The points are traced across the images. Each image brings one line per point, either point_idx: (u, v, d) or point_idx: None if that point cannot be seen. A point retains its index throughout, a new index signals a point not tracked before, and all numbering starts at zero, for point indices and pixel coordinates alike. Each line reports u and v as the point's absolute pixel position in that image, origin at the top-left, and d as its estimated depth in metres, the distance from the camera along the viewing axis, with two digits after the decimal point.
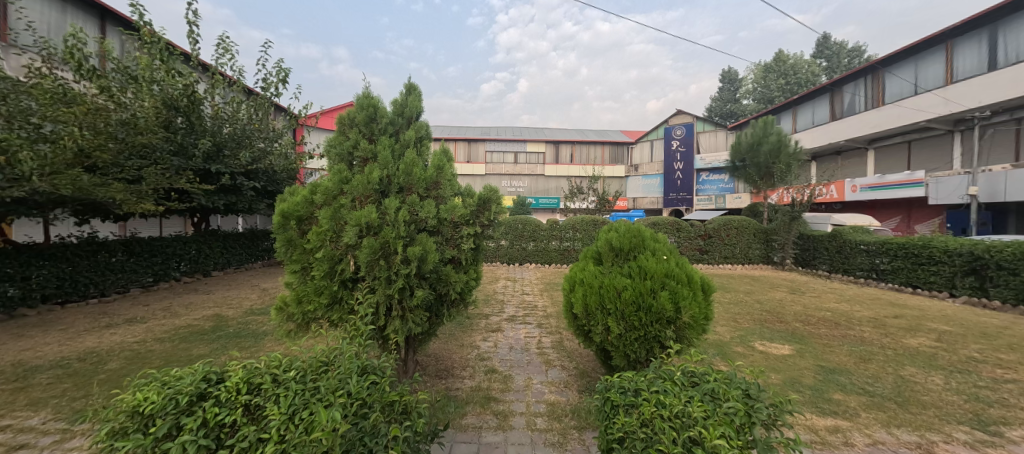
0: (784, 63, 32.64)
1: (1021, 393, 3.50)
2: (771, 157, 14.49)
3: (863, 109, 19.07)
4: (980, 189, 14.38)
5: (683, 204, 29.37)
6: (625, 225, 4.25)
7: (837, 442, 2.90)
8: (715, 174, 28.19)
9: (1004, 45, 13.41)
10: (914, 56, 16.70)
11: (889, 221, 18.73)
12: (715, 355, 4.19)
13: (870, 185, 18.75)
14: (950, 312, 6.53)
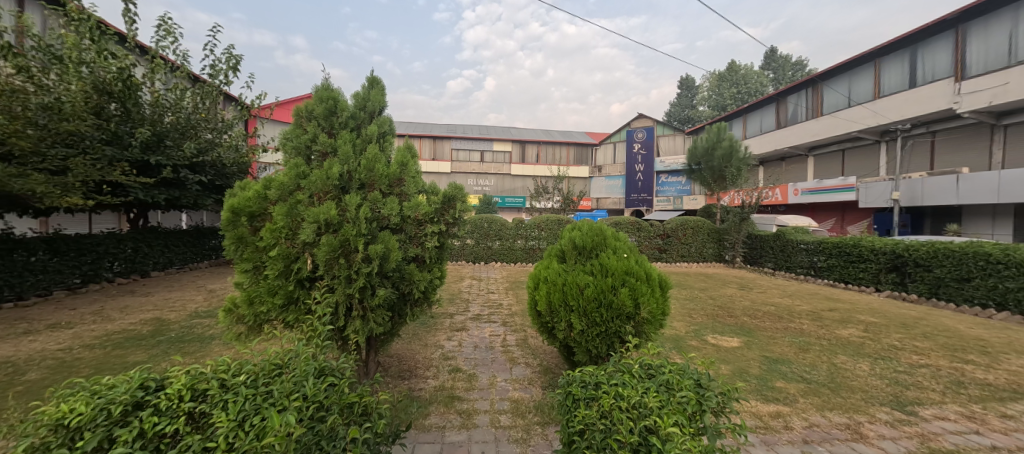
0: (736, 73, 34.62)
1: (932, 376, 3.93)
2: (724, 161, 15.34)
3: (804, 118, 20.63)
4: (901, 194, 15.93)
5: (643, 204, 30.52)
6: (588, 224, 4.35)
7: (778, 426, 3.16)
8: (673, 176, 29.51)
9: (922, 65, 15.00)
10: (847, 72, 18.31)
11: (825, 222, 20.38)
12: (671, 349, 4.39)
13: (810, 189, 20.35)
14: (876, 305, 7.22)
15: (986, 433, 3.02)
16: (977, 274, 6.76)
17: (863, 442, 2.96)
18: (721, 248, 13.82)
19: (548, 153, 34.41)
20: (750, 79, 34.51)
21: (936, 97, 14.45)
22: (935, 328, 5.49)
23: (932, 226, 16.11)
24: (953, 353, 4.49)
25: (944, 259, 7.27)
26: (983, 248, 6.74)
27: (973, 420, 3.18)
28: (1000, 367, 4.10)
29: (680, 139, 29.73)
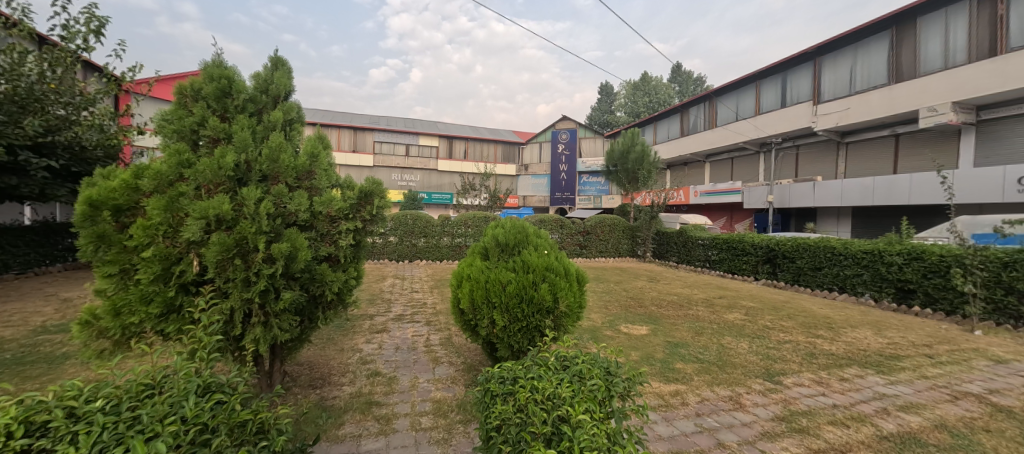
0: (649, 83, 37.82)
1: (793, 350, 4.70)
2: (637, 165, 16.68)
3: (703, 128, 23.35)
4: (776, 196, 18.75)
5: (568, 203, 32.38)
6: (511, 222, 4.45)
7: (677, 402, 3.54)
8: (594, 177, 31.54)
9: (791, 89, 18.00)
10: (736, 90, 21.20)
11: (718, 220, 23.24)
12: (588, 340, 4.65)
13: (706, 191, 22.97)
14: (755, 291, 8.43)
15: (830, 394, 3.68)
16: (825, 264, 8.22)
17: (742, 410, 3.44)
18: (633, 244, 15.05)
19: (478, 150, 34.42)
20: (660, 90, 37.95)
21: (802, 116, 17.32)
22: (797, 309, 6.57)
23: (796, 224, 19.24)
24: (808, 330, 5.42)
25: (804, 252, 8.73)
26: (829, 242, 8.21)
27: (820, 384, 3.86)
28: (840, 339, 5.04)
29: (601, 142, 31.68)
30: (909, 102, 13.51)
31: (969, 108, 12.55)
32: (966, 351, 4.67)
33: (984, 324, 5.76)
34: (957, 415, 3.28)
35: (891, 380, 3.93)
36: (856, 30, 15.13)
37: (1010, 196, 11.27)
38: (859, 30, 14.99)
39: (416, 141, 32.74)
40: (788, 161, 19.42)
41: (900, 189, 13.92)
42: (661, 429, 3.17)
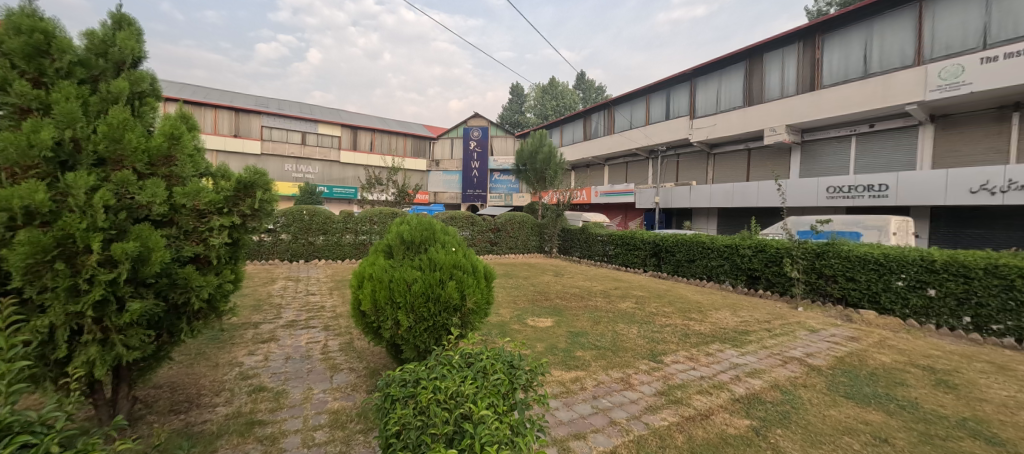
0: (557, 88, 39.71)
1: (672, 332, 5.39)
2: (545, 165, 17.53)
3: (603, 134, 25.51)
4: (661, 197, 21.21)
5: (478, 200, 32.53)
6: (418, 219, 4.34)
7: (576, 388, 3.80)
8: (505, 175, 32.52)
9: (673, 103, 20.71)
10: (629, 101, 23.60)
11: (615, 218, 25.54)
12: (495, 335, 4.74)
13: (605, 192, 24.99)
14: (644, 282, 9.49)
15: (699, 367, 4.31)
16: (698, 256, 9.57)
17: (631, 389, 3.83)
18: (542, 240, 15.88)
19: (389, 143, 32.77)
20: (566, 95, 40.13)
21: (681, 129, 19.98)
22: (675, 297, 7.55)
23: (676, 222, 22.12)
24: (684, 314, 6.28)
25: (681, 246, 10.07)
26: (701, 238, 9.62)
27: (691, 359, 4.49)
28: (707, 320, 5.93)
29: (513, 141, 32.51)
30: (759, 122, 16.48)
31: (796, 131, 15.82)
32: (791, 323, 5.87)
33: (805, 302, 7.22)
34: (786, 376, 4.10)
35: (742, 352, 4.74)
36: (720, 59, 18.07)
37: (823, 200, 14.45)
38: (723, 59, 17.95)
39: (316, 130, 29.86)
40: (671, 167, 22.12)
41: (751, 194, 16.86)
42: (562, 415, 3.36)
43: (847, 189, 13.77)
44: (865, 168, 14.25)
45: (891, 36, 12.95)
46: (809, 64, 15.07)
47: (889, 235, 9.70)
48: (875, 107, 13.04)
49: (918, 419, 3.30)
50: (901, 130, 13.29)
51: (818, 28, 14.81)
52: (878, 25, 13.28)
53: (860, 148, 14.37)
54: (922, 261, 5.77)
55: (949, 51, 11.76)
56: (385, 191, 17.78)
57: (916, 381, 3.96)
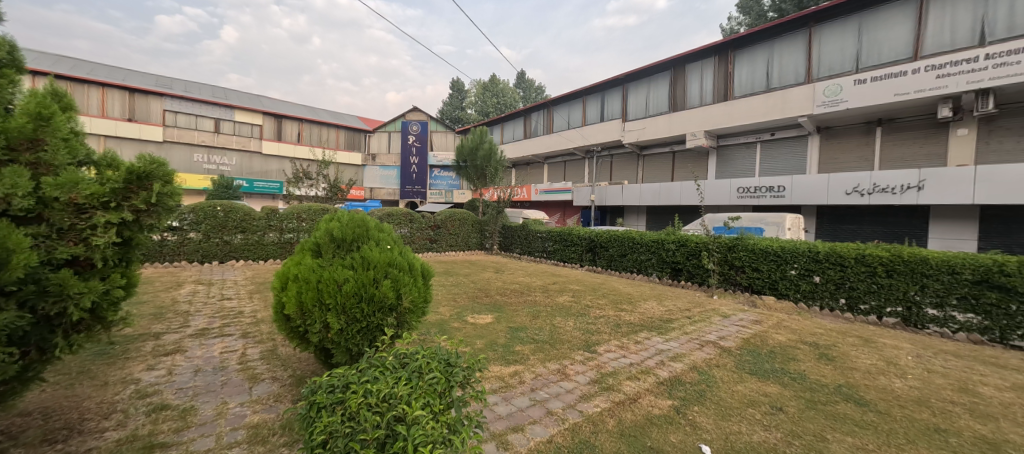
0: (498, 86, 39.72)
1: (605, 323, 5.71)
2: (485, 162, 17.62)
3: (543, 133, 26.17)
4: (597, 194, 22.17)
5: (417, 196, 31.55)
6: (349, 216, 4.13)
7: (515, 382, 3.87)
8: (444, 171, 32.24)
9: (607, 107, 21.85)
10: (567, 102, 24.44)
11: (554, 215, 26.16)
12: (433, 334, 4.67)
13: (545, 190, 25.38)
14: (581, 277, 9.92)
15: (628, 355, 4.60)
16: (629, 251, 10.22)
17: (567, 379, 3.98)
18: (483, 237, 15.98)
19: (319, 134, 30.65)
20: (507, 93, 40.40)
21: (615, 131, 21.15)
22: (608, 289, 8.02)
23: (609, 220, 23.15)
24: (616, 305, 6.69)
25: (614, 242, 10.69)
26: (631, 234, 10.29)
27: (622, 348, 4.79)
28: (636, 310, 6.38)
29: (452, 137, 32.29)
30: (683, 127, 17.93)
31: (713, 136, 17.48)
32: (707, 310, 6.50)
33: (719, 291, 8.05)
34: (703, 358, 4.54)
35: (666, 338, 5.16)
36: (649, 67, 19.37)
37: (735, 200, 16.09)
38: (651, 67, 19.24)
39: (233, 117, 27.01)
40: (606, 167, 23.28)
41: (675, 194, 18.30)
42: (501, 409, 3.40)
43: (754, 189, 15.52)
44: (767, 171, 16.19)
45: (788, 56, 14.81)
46: (724, 76, 16.70)
47: (786, 231, 11.13)
48: (777, 118, 14.83)
49: (805, 388, 3.84)
50: (797, 139, 15.31)
51: (730, 44, 16.44)
52: (778, 46, 15.12)
53: (764, 154, 16.29)
54: (810, 253, 6.71)
55: (832, 72, 13.73)
56: (315, 186, 15.92)
57: (804, 355, 4.60)
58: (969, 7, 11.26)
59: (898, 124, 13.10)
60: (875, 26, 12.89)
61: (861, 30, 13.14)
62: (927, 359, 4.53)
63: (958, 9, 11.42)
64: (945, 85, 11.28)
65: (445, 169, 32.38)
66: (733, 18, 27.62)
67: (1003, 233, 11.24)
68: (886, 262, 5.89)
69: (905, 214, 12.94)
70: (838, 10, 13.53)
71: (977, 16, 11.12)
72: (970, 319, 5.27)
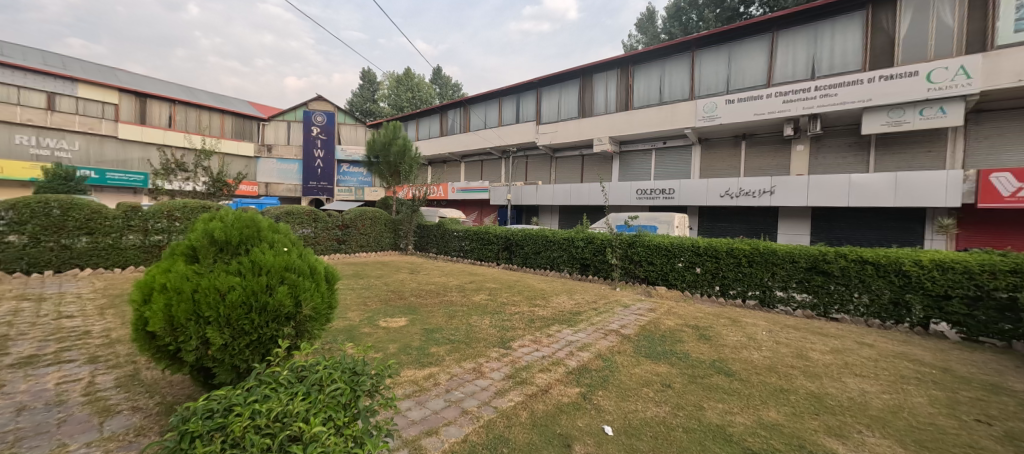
0: (412, 80, 37.82)
1: (520, 319, 5.90)
2: (398, 158, 16.88)
3: (460, 130, 26.00)
4: (513, 193, 22.74)
5: (324, 193, 29.26)
6: (235, 214, 3.61)
7: (430, 385, 3.79)
8: (354, 167, 30.23)
9: (523, 108, 22.57)
10: (485, 101, 24.62)
11: (471, 214, 26.03)
12: (338, 341, 4.36)
13: (461, 188, 24.99)
14: (498, 275, 10.11)
15: (541, 348, 4.83)
16: (542, 249, 10.69)
17: (482, 377, 4.03)
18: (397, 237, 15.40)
19: (198, 119, 26.36)
20: (421, 89, 38.36)
21: (530, 132, 21.94)
22: (522, 286, 8.31)
23: (524, 218, 23.75)
24: (530, 301, 6.96)
25: (529, 240, 11.09)
26: (545, 232, 10.78)
27: (536, 342, 5.00)
28: (548, 305, 6.71)
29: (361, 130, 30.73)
30: (590, 132, 19.29)
31: (616, 142, 19.13)
32: (610, 302, 7.12)
33: (621, 283, 8.86)
34: (607, 346, 4.96)
35: (575, 330, 5.52)
36: (560, 73, 20.42)
37: (635, 200, 17.82)
38: (563, 74, 20.32)
39: (75, 92, 21.72)
40: (521, 167, 23.98)
41: (584, 194, 19.59)
42: (414, 414, 3.30)
43: (649, 192, 17.36)
44: (660, 175, 18.26)
45: (676, 74, 16.84)
46: (626, 88, 18.37)
47: (674, 228, 12.68)
48: (669, 129, 16.80)
49: (688, 365, 4.43)
50: (684, 148, 17.55)
51: (630, 59, 18.12)
52: (668, 65, 17.09)
53: (659, 159, 18.32)
54: (694, 247, 7.71)
55: (710, 92, 15.95)
56: (193, 179, 13.12)
57: (687, 337, 5.30)
58: (804, 47, 13.97)
59: (758, 138, 15.71)
60: (741, 55, 15.27)
61: (730, 57, 15.47)
62: (776, 333, 5.55)
63: (797, 48, 14.09)
64: (789, 109, 13.87)
65: (355, 165, 30.50)
66: (634, 35, 30.51)
67: (827, 229, 14.21)
68: (748, 253, 7.04)
69: (763, 214, 15.58)
70: (713, 38, 15.74)
71: (810, 55, 13.85)
72: (805, 298, 6.55)
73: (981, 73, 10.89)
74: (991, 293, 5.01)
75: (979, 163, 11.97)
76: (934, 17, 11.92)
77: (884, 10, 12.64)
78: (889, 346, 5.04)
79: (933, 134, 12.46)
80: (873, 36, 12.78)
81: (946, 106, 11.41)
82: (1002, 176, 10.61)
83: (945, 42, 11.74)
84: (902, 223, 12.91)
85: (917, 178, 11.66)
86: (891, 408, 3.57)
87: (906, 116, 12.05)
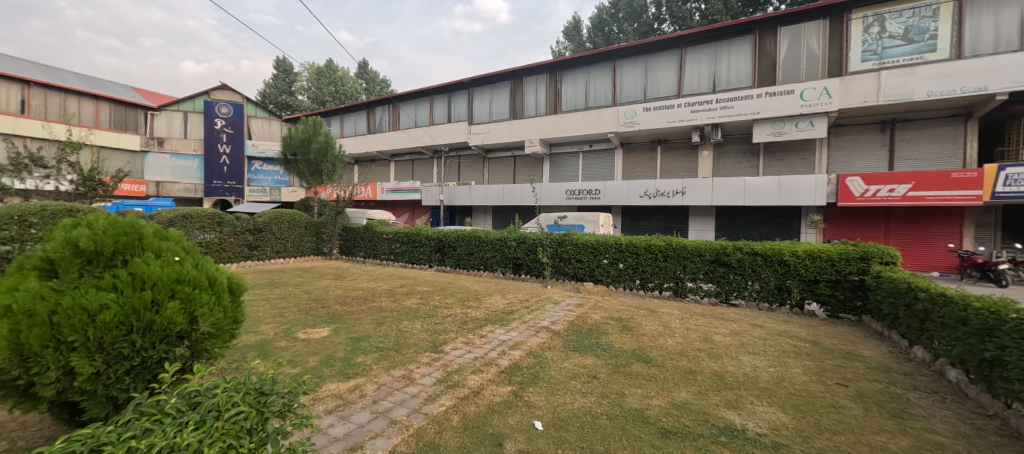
0: (335, 73, 35.19)
1: (452, 321, 5.84)
2: (320, 156, 15.66)
3: (389, 128, 24.94)
4: (446, 194, 22.35)
5: (231, 193, 26.16)
6: (107, 218, 3.03)
7: (354, 397, 3.57)
8: (268, 165, 27.56)
9: (455, 108, 22.37)
10: (415, 99, 23.93)
11: (402, 216, 25.21)
12: (245, 359, 3.94)
13: (391, 189, 24.11)
14: (430, 277, 9.88)
15: (474, 349, 4.82)
16: (476, 250, 10.67)
17: (412, 384, 3.90)
18: (319, 241, 14.41)
19: (62, 105, 21.86)
20: (346, 82, 36.02)
21: (462, 132, 21.79)
22: (455, 288, 8.22)
23: (458, 219, 23.55)
24: (463, 303, 6.91)
25: (461, 241, 11.01)
26: (478, 233, 10.79)
27: (468, 344, 4.97)
28: (482, 306, 6.72)
29: (276, 125, 28.05)
30: (521, 134, 19.71)
31: (546, 144, 19.80)
32: (542, 299, 7.35)
33: (553, 281, 9.17)
34: (537, 343, 5.11)
35: (508, 329, 5.60)
36: (491, 75, 20.59)
37: (564, 201, 18.52)
38: (494, 76, 20.53)
39: None
40: (454, 167, 23.78)
41: (516, 195, 19.95)
42: (336, 430, 3.08)
43: (578, 192, 18.20)
44: (587, 177, 19.27)
45: (599, 82, 17.92)
46: (555, 93, 19.07)
47: (599, 227, 13.47)
48: (594, 133, 17.79)
49: (612, 356, 4.72)
50: (608, 152, 18.73)
51: (558, 64, 18.85)
52: (592, 72, 18.09)
53: (586, 162, 19.32)
54: (617, 244, 8.27)
55: (630, 100, 17.17)
56: (55, 177, 10.87)
57: (611, 329, 5.65)
58: (707, 63, 15.63)
59: (671, 144, 17.26)
60: (656, 67, 16.63)
61: (646, 69, 16.82)
62: (687, 320, 6.15)
63: (701, 64, 15.70)
64: (696, 118, 15.46)
65: (269, 162, 27.74)
66: (563, 41, 31.79)
67: (727, 225, 16.05)
68: (663, 249, 7.73)
69: (677, 212, 17.14)
70: (631, 50, 17.00)
71: (712, 71, 15.52)
72: (710, 287, 7.34)
73: (839, 94, 13.15)
74: (847, 276, 6.17)
75: (840, 169, 14.44)
76: (805, 45, 14.03)
77: (768, 35, 14.54)
78: (775, 326, 5.84)
79: (807, 144, 14.74)
80: (760, 57, 14.69)
81: (814, 121, 13.61)
82: (854, 179, 13.02)
83: (814, 67, 13.93)
84: (785, 219, 15.04)
85: (794, 182, 13.73)
86: (776, 379, 4.15)
87: (786, 128, 14.10)
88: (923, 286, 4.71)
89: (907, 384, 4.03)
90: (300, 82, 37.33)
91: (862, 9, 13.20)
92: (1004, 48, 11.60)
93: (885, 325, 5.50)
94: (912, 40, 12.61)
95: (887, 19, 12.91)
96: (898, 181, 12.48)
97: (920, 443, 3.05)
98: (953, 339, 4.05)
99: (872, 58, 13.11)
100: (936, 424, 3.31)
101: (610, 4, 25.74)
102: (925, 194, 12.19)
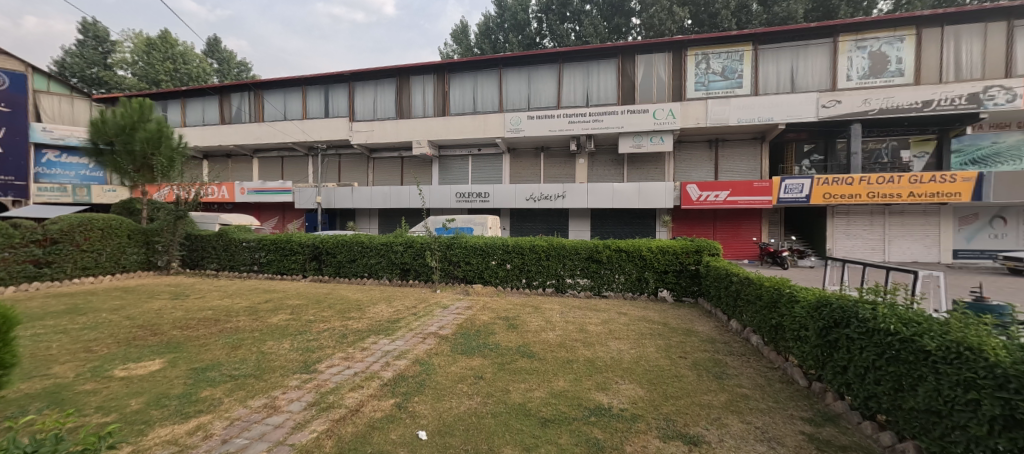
0: (174, 47, 28.77)
1: (329, 336, 5.34)
2: (148, 146, 12.63)
3: (250, 119, 21.55)
4: (325, 197, 20.34)
5: (6, 192, 19.11)
6: None
7: (197, 440, 2.95)
8: (69, 156, 21.37)
9: (332, 102, 20.50)
10: (283, 88, 21.14)
11: (270, 220, 22.18)
12: (16, 419, 2.92)
13: (254, 189, 20.79)
14: (300, 289, 8.87)
15: (353, 365, 4.49)
16: (358, 256, 9.94)
17: (276, 413, 3.42)
18: (150, 253, 11.71)
19: None
20: (192, 60, 29.78)
21: (341, 129, 20.02)
22: (333, 299, 7.56)
23: (341, 223, 21.69)
24: (343, 315, 6.38)
25: (341, 247, 10.16)
26: (360, 238, 10.09)
27: (347, 359, 4.61)
28: (365, 316, 6.31)
29: (80, 105, 22.19)
30: (408, 134, 19.02)
31: (435, 146, 19.50)
32: (430, 305, 7.21)
33: (442, 285, 9.07)
34: (423, 349, 5.01)
35: (392, 339, 5.36)
36: (375, 70, 19.45)
37: (454, 203, 18.51)
38: (377, 71, 19.43)
39: None
40: (334, 166, 21.85)
41: (404, 197, 19.22)
42: None
43: (467, 195, 18.38)
44: (477, 179, 19.59)
45: (486, 87, 18.38)
46: (443, 95, 18.95)
47: (487, 229, 13.79)
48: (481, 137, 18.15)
49: (497, 355, 4.89)
50: (497, 156, 19.37)
51: (446, 66, 18.77)
52: (479, 77, 18.47)
53: (477, 165, 19.66)
54: (504, 246, 8.58)
55: (515, 108, 18.03)
56: None
57: (498, 329, 5.85)
58: (581, 80, 17.32)
59: (553, 151, 18.70)
60: (538, 79, 17.77)
61: (529, 80, 17.87)
62: (565, 314, 6.72)
63: (576, 81, 17.34)
64: (573, 128, 17.01)
65: (69, 152, 21.42)
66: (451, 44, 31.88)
67: (601, 226, 18.04)
68: (545, 248, 8.33)
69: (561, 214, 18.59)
70: (514, 61, 17.89)
71: (585, 87, 17.27)
72: (585, 282, 8.14)
73: (681, 116, 15.93)
74: (686, 266, 7.55)
75: (684, 177, 17.47)
76: (656, 72, 16.58)
77: (628, 61, 16.79)
78: (635, 313, 6.77)
79: (661, 157, 17.52)
80: (622, 79, 16.86)
81: (663, 137, 16.24)
82: (692, 186, 15.90)
83: (662, 92, 16.53)
84: (645, 220, 17.62)
85: (650, 187, 16.22)
86: (636, 359, 4.81)
87: (644, 141, 16.47)
88: (735, 272, 6.01)
89: (726, 350, 5.08)
90: (120, 54, 29.44)
91: (694, 48, 16.09)
92: (781, 91, 15.51)
93: (711, 304, 6.86)
94: (727, 77, 15.92)
95: (711, 59, 16.01)
96: (720, 189, 15.64)
97: (732, 397, 3.86)
98: (754, 312, 5.24)
99: (701, 88, 16.10)
100: (743, 379, 4.25)
101: (496, 14, 26.70)
102: (739, 198, 15.50)
